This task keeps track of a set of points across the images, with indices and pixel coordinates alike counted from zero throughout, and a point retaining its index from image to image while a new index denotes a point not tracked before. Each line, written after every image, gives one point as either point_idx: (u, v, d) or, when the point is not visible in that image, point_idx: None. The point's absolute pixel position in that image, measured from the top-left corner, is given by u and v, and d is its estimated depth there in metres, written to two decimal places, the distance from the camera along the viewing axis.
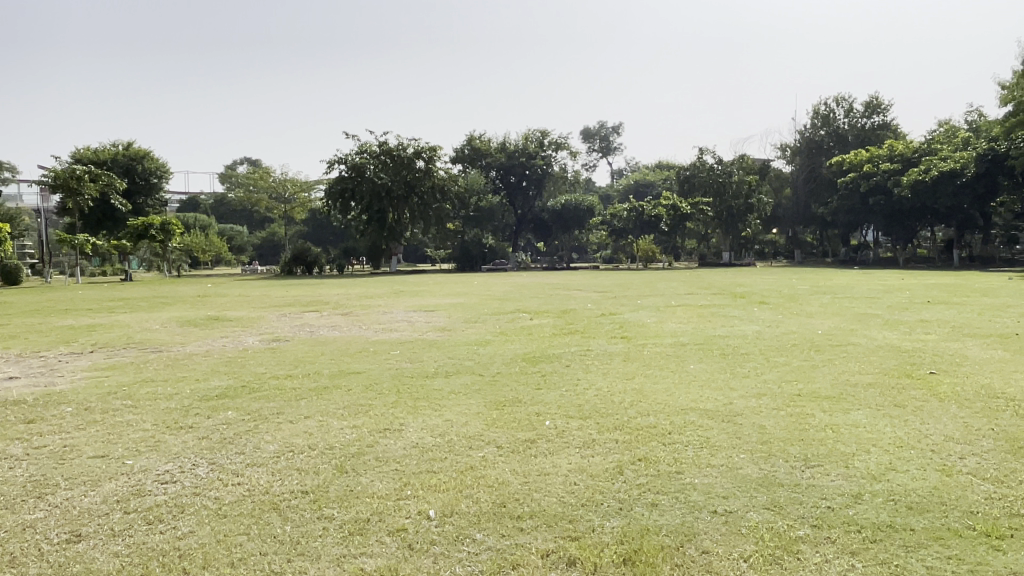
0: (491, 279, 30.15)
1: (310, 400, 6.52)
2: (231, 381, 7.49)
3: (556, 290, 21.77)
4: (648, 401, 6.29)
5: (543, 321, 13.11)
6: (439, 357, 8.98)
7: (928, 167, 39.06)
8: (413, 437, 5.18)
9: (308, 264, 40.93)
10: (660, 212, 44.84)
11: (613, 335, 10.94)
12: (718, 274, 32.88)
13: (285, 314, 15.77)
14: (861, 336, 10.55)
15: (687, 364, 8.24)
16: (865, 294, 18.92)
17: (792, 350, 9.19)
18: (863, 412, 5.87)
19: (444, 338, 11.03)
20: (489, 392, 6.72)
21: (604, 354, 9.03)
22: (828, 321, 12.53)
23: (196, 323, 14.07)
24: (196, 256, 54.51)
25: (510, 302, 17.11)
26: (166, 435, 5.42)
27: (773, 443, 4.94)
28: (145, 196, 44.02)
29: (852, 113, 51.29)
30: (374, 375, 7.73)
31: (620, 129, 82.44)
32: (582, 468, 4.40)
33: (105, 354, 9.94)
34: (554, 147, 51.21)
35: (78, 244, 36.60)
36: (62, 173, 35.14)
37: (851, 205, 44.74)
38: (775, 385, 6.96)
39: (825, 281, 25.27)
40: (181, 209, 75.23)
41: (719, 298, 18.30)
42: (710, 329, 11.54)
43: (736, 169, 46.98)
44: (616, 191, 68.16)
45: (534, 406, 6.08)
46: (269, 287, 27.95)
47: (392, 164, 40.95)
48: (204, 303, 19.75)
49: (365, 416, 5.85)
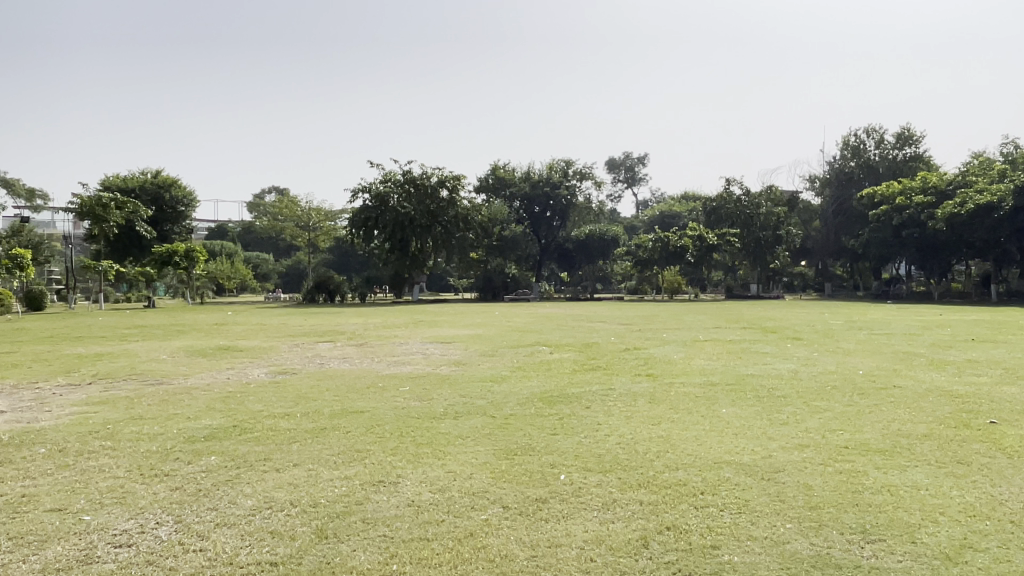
0: (514, 309, 29.69)
1: (302, 444, 5.93)
2: (223, 420, 6.95)
3: (580, 322, 21.13)
4: (677, 452, 5.62)
5: (563, 355, 12.48)
6: (452, 395, 8.39)
7: (964, 200, 38.02)
8: (409, 493, 4.57)
9: (331, 292, 40.68)
10: (687, 243, 44.00)
11: (639, 372, 10.26)
12: (745, 307, 32.10)
13: (298, 344, 15.27)
14: (905, 377, 9.76)
15: (719, 407, 7.55)
16: (903, 330, 18.04)
17: (832, 393, 8.45)
18: (922, 471, 5.16)
19: (458, 373, 10.43)
20: (499, 438, 6.07)
21: (628, 395, 8.35)
22: (868, 360, 11.75)
23: (205, 353, 13.60)
24: (220, 282, 54.67)
25: (531, 334, 16.47)
26: (138, 484, 4.86)
27: (823, 509, 4.28)
28: (172, 224, 44.15)
29: (884, 144, 50.39)
30: (376, 416, 7.12)
31: (646, 160, 81.94)
32: (599, 538, 3.77)
33: (101, 387, 9.45)
34: (579, 177, 50.82)
35: (102, 270, 36.58)
36: (88, 201, 35.32)
37: (883, 238, 43.73)
38: (819, 435, 6.25)
39: (859, 316, 24.35)
40: (209, 237, 75.84)
41: (748, 333, 17.55)
42: (743, 367, 10.80)
43: (763, 201, 46.36)
44: (640, 222, 67.52)
45: (547, 456, 5.45)
46: (288, 315, 27.60)
47: (416, 194, 40.81)
48: (219, 332, 19.35)
49: (359, 465, 5.25)
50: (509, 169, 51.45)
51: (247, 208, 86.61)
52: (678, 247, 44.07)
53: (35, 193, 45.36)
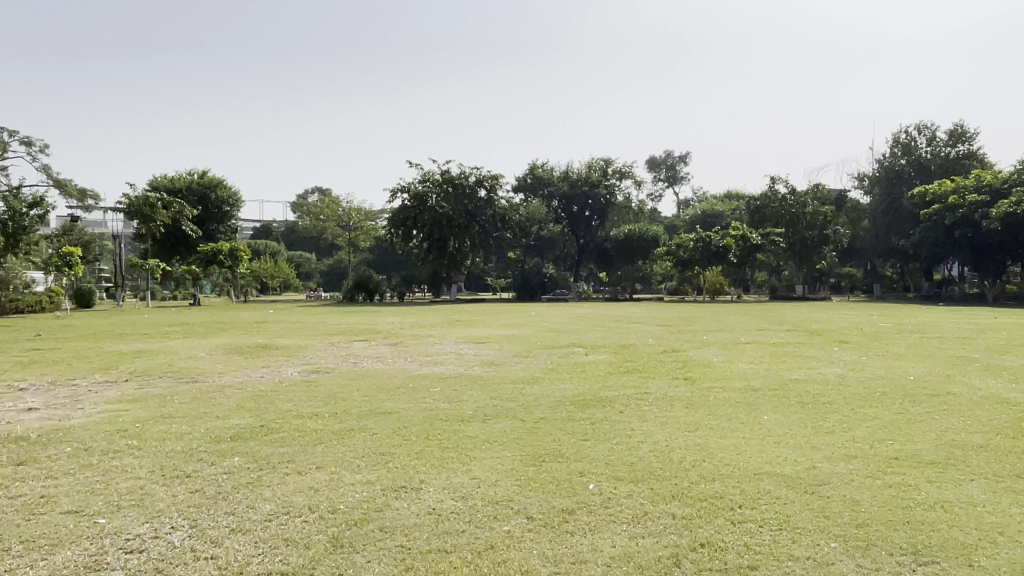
0: (551, 309, 29.45)
1: (326, 446, 5.81)
2: (250, 420, 6.87)
3: (618, 323, 20.83)
4: (714, 462, 5.36)
5: (599, 357, 12.24)
6: (484, 397, 8.21)
7: (1020, 198, 36.69)
8: (431, 500, 4.40)
9: (370, 291, 40.92)
10: (729, 243, 43.18)
11: (676, 376, 9.95)
12: (788, 308, 31.39)
13: (334, 343, 15.28)
14: (958, 384, 9.29)
15: (760, 414, 7.23)
16: (955, 333, 17.35)
17: (880, 400, 8.06)
18: (979, 485, 4.81)
19: (491, 373, 10.26)
20: (528, 443, 5.88)
21: (664, 399, 8.08)
22: (918, 365, 11.24)
23: (241, 352, 13.67)
24: (263, 281, 55.50)
25: (567, 335, 16.23)
26: (157, 486, 4.78)
27: (870, 526, 4.00)
28: (217, 223, 44.88)
29: (935, 141, 48.88)
30: (404, 417, 6.97)
31: (688, 159, 80.89)
32: (627, 555, 3.56)
33: (136, 384, 9.51)
34: (618, 176, 50.38)
35: (148, 269, 37.36)
36: (136, 201, 36.07)
37: (934, 238, 42.40)
38: (867, 445, 5.92)
39: (909, 318, 23.55)
40: (254, 237, 77.08)
41: (792, 335, 17.05)
42: (786, 371, 10.42)
43: (809, 200, 45.36)
44: (682, 221, 66.63)
45: (577, 463, 5.23)
46: (328, 314, 27.80)
47: (454, 194, 40.82)
48: (258, 330, 19.55)
49: (383, 469, 5.11)
50: (548, 168, 51.18)
51: (290, 208, 87.89)
52: (720, 247, 43.28)
53: (87, 193, 46.50)
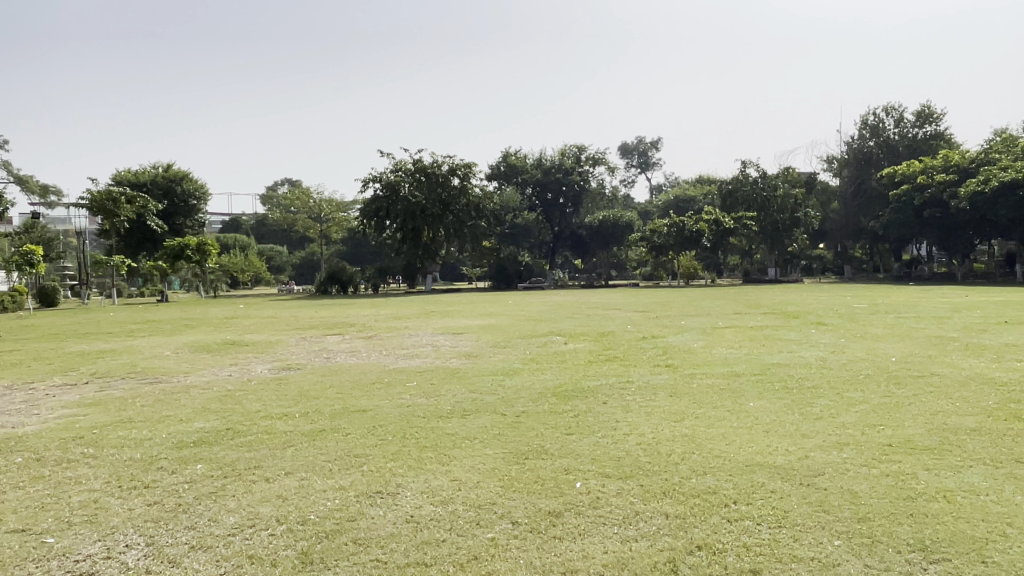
0: (527, 297, 29.21)
1: (296, 450, 5.50)
2: (217, 422, 6.52)
3: (595, 310, 20.62)
4: (705, 454, 5.13)
5: (578, 345, 12.01)
6: (462, 390, 7.94)
7: (987, 177, 37.16)
8: (409, 507, 4.12)
9: (343, 284, 40.31)
10: (702, 227, 43.17)
11: (658, 363, 9.73)
12: (762, 292, 31.46)
13: (306, 337, 14.88)
14: (941, 364, 9.19)
15: (745, 401, 7.05)
16: (930, 313, 17.38)
17: (866, 383, 7.92)
18: (978, 471, 4.64)
19: (469, 366, 9.97)
20: (510, 440, 5.61)
21: (647, 388, 7.85)
22: (899, 346, 11.17)
23: (210, 349, 13.23)
24: (234, 276, 54.53)
25: (545, 324, 15.98)
26: (113, 498, 4.45)
27: (875, 522, 3.80)
28: (185, 217, 43.94)
29: (903, 122, 49.28)
30: (380, 416, 6.67)
31: (660, 144, 80.94)
32: (620, 563, 3.32)
33: (97, 387, 9.08)
34: (591, 163, 50.18)
35: (114, 265, 36.42)
36: (99, 196, 35.10)
37: (904, 218, 42.82)
38: (858, 431, 5.74)
39: (883, 298, 23.68)
40: (223, 230, 75.78)
41: (770, 318, 16.97)
42: (768, 355, 10.26)
43: (780, 183, 45.58)
44: (655, 206, 66.67)
45: (562, 460, 4.98)
46: (300, 308, 27.29)
47: (427, 182, 40.32)
48: (227, 326, 19.04)
49: (356, 473, 4.82)
50: (521, 156, 50.68)
51: (259, 200, 86.56)
52: (694, 231, 43.27)
53: (49, 189, 45.20)
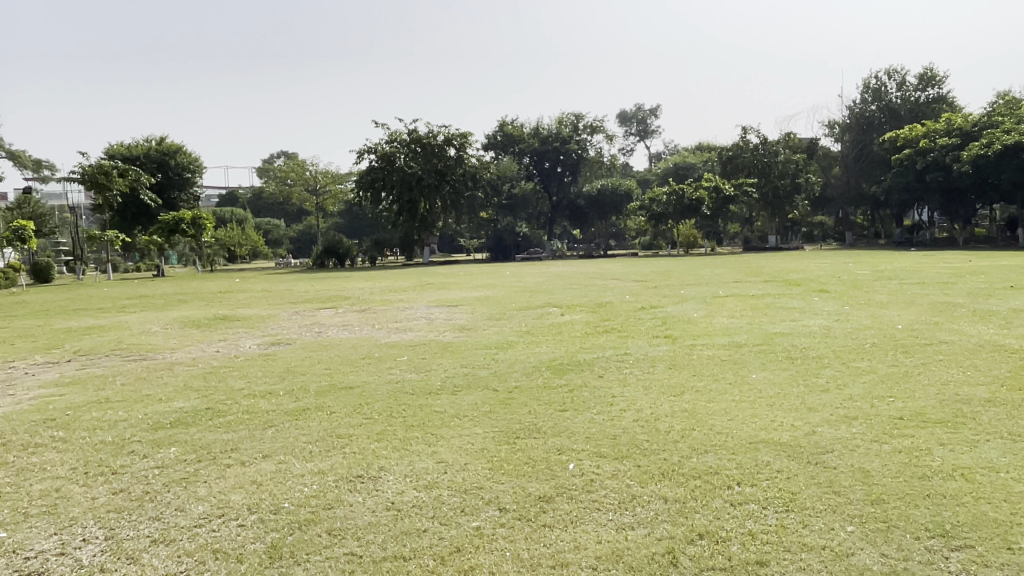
0: (525, 268, 28.91)
1: (277, 431, 5.22)
2: (197, 402, 6.25)
3: (594, 280, 20.30)
4: (705, 431, 4.85)
5: (576, 316, 11.74)
6: (454, 365, 7.66)
7: (990, 140, 36.62)
8: (390, 492, 3.86)
9: (340, 256, 39.97)
10: (702, 195, 42.70)
11: (657, 334, 9.45)
12: (762, 258, 31.15)
13: (298, 311, 14.61)
14: (949, 331, 8.91)
15: (747, 373, 6.76)
16: (935, 278, 17.09)
17: (872, 352, 7.65)
18: (996, 446, 4.37)
19: (462, 339, 9.68)
20: (500, 418, 5.33)
21: (645, 360, 7.56)
22: (904, 313, 10.88)
23: (200, 324, 12.95)
24: (231, 250, 54.14)
25: (542, 295, 15.70)
26: (77, 486, 4.19)
27: (890, 504, 3.53)
28: (180, 191, 43.45)
29: (905, 85, 48.47)
30: (367, 393, 6.40)
31: (659, 111, 79.91)
32: (615, 555, 3.05)
33: (79, 364, 8.81)
34: (590, 131, 49.51)
35: (108, 240, 36.04)
36: (90, 169, 34.57)
37: (905, 183, 42.33)
38: (866, 404, 5.46)
39: (885, 264, 23.35)
40: (219, 204, 75.16)
41: (771, 286, 16.70)
42: (770, 325, 9.97)
43: (780, 148, 44.98)
44: (655, 174, 66.02)
45: (555, 439, 4.71)
46: (296, 281, 26.97)
47: (423, 153, 39.74)
48: (220, 300, 18.76)
49: (337, 456, 4.55)
50: (518, 124, 49.61)
51: (256, 172, 85.78)
52: (693, 200, 42.81)
53: (42, 164, 44.63)
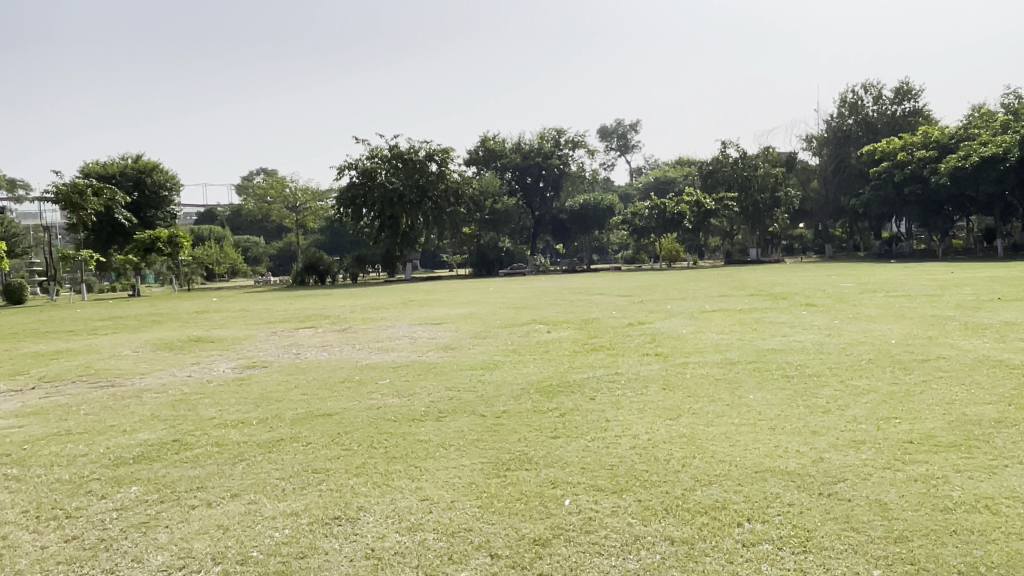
0: (508, 284, 28.67)
1: (249, 466, 4.86)
2: (165, 433, 5.86)
3: (578, 296, 20.06)
4: (708, 459, 4.55)
5: (562, 333, 11.44)
6: (438, 388, 7.32)
7: (967, 152, 36.98)
8: (370, 537, 3.52)
9: (321, 274, 39.47)
10: (683, 209, 42.71)
11: (647, 351, 9.17)
12: (744, 272, 31.09)
13: (276, 332, 14.19)
14: (944, 346, 8.71)
15: (744, 393, 6.48)
16: (920, 291, 17.00)
17: (869, 369, 7.40)
18: (1014, 473, 4.12)
19: (446, 360, 9.33)
20: (487, 447, 5.00)
21: (637, 380, 7.27)
22: (895, 327, 10.69)
23: (174, 347, 12.49)
24: (209, 268, 53.41)
25: (527, 311, 15.40)
26: (25, 534, 3.79)
27: (916, 544, 3.24)
28: (156, 210, 42.75)
29: (882, 99, 48.98)
30: (346, 420, 6.05)
31: (639, 126, 80.30)
32: None
33: (42, 392, 8.36)
34: (571, 146, 49.49)
35: (82, 259, 35.30)
36: (64, 188, 33.87)
37: (883, 196, 42.64)
38: (873, 426, 5.19)
39: (868, 277, 23.33)
40: (198, 222, 74.26)
41: (758, 300, 16.51)
42: (761, 340, 9.75)
43: (761, 162, 45.19)
44: (636, 189, 66.17)
45: (548, 471, 4.39)
46: (275, 300, 26.49)
47: (404, 169, 39.42)
48: (196, 321, 18.27)
49: (313, 493, 4.21)
50: (499, 139, 49.18)
51: (235, 190, 85.00)
52: (675, 214, 42.79)
53: (16, 183, 43.77)
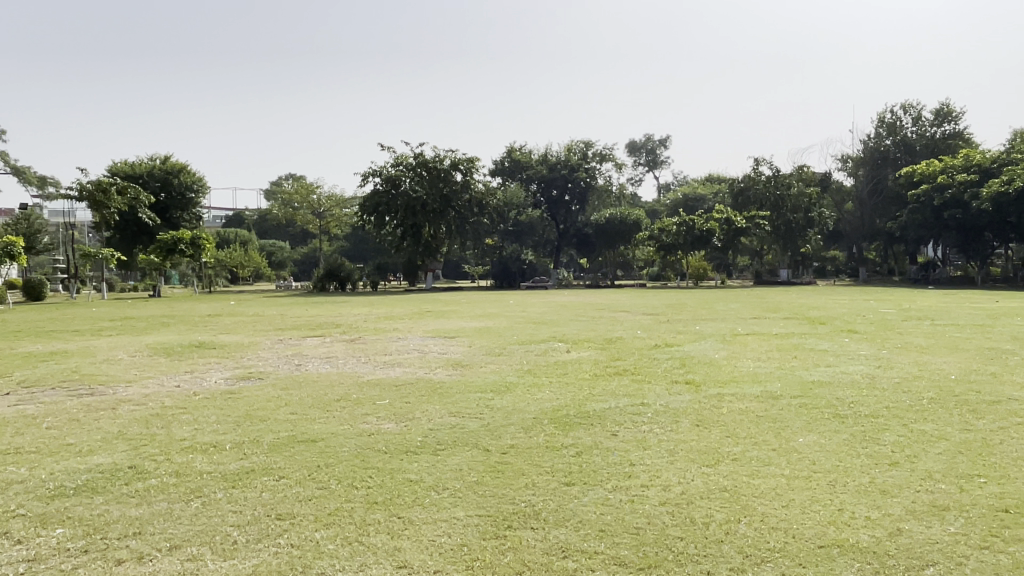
0: (530, 297, 27.97)
1: (207, 506, 4.08)
2: (124, 458, 5.11)
3: (601, 312, 19.17)
4: (757, 524, 3.71)
5: (584, 353, 10.61)
6: (440, 413, 6.50)
7: (1011, 177, 35.49)
8: None
9: (341, 281, 38.95)
10: (713, 226, 41.61)
11: (676, 379, 8.28)
12: (775, 294, 29.97)
13: (282, 339, 13.49)
14: (1012, 385, 7.72)
15: (791, 436, 5.59)
16: (968, 320, 15.90)
17: (934, 412, 6.44)
18: None
19: (455, 379, 8.51)
20: (486, 497, 4.14)
21: (667, 414, 6.39)
22: (951, 361, 9.66)
23: (172, 352, 11.82)
24: (233, 270, 53.18)
25: (547, 327, 14.59)
26: None
27: None
28: (181, 211, 42.41)
29: (921, 121, 47.57)
30: (331, 449, 5.27)
31: (668, 142, 79.19)
32: None
33: (15, 399, 7.68)
34: (599, 159, 48.56)
35: (103, 258, 34.98)
36: (87, 187, 33.60)
37: (922, 220, 41.13)
38: (955, 486, 4.31)
39: (907, 303, 22.17)
40: (225, 225, 74.35)
41: (794, 324, 15.48)
42: (804, 371, 8.84)
43: (795, 182, 44.10)
44: (663, 205, 64.99)
45: (560, 531, 3.59)
46: (292, 305, 25.88)
47: (429, 177, 38.92)
48: (205, 324, 17.66)
49: (267, 552, 3.42)
50: (526, 151, 48.93)
51: (263, 196, 85.16)
52: (704, 231, 41.68)
53: (45, 181, 43.81)
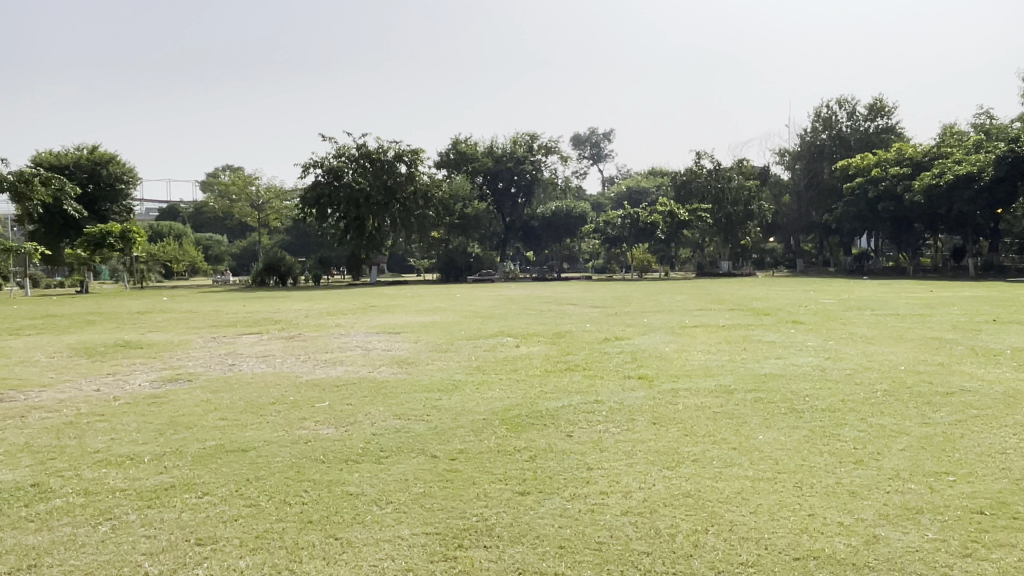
0: (476, 291, 27.54)
1: (118, 531, 3.61)
2: (24, 476, 4.55)
3: (549, 306, 18.89)
4: (727, 535, 3.45)
5: (533, 348, 10.31)
6: (384, 416, 6.10)
7: (942, 170, 36.56)
8: None
9: (281, 275, 37.82)
10: (656, 219, 41.71)
11: (628, 374, 8.05)
12: (718, 285, 30.19)
13: (216, 337, 12.81)
14: (961, 376, 7.69)
15: (751, 433, 5.37)
16: (906, 310, 16.15)
17: (891, 404, 6.32)
18: None
19: (400, 378, 8.09)
20: (433, 511, 3.77)
21: (621, 412, 6.13)
22: (898, 351, 9.67)
23: (96, 353, 11.05)
24: (167, 265, 51.22)
25: (494, 322, 14.25)
26: None
27: None
28: (110, 203, 40.55)
29: (855, 116, 48.81)
30: (264, 459, 4.82)
31: (612, 135, 79.72)
32: None
33: None
34: (544, 151, 48.42)
35: (26, 253, 33.12)
36: (6, 178, 31.68)
37: (857, 212, 42.02)
38: (924, 486, 4.13)
39: (846, 293, 22.55)
40: (158, 219, 71.66)
41: (739, 316, 15.49)
42: (755, 363, 8.71)
43: (735, 174, 44.54)
44: (608, 198, 65.22)
45: (515, 552, 3.26)
46: (229, 301, 24.88)
47: (372, 169, 38.02)
48: (133, 322, 16.77)
49: None
50: (470, 143, 48.33)
51: (200, 188, 82.49)
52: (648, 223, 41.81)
53: None
